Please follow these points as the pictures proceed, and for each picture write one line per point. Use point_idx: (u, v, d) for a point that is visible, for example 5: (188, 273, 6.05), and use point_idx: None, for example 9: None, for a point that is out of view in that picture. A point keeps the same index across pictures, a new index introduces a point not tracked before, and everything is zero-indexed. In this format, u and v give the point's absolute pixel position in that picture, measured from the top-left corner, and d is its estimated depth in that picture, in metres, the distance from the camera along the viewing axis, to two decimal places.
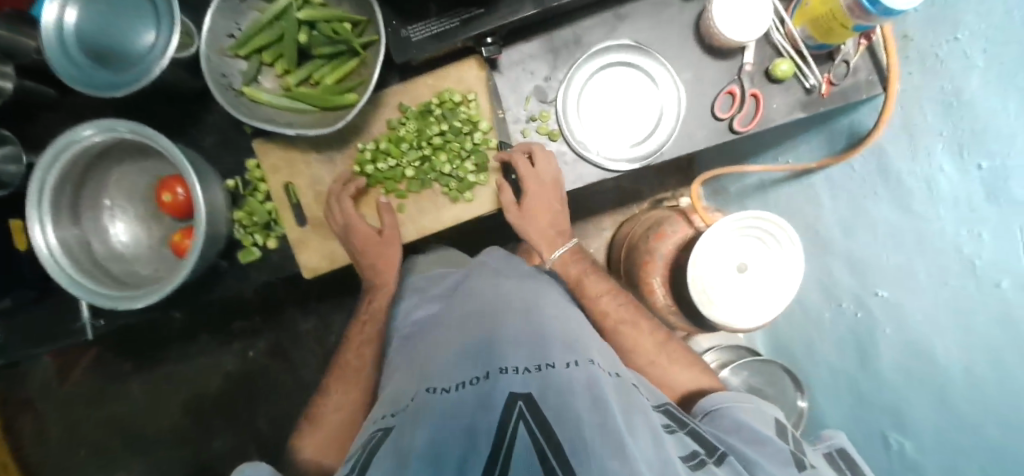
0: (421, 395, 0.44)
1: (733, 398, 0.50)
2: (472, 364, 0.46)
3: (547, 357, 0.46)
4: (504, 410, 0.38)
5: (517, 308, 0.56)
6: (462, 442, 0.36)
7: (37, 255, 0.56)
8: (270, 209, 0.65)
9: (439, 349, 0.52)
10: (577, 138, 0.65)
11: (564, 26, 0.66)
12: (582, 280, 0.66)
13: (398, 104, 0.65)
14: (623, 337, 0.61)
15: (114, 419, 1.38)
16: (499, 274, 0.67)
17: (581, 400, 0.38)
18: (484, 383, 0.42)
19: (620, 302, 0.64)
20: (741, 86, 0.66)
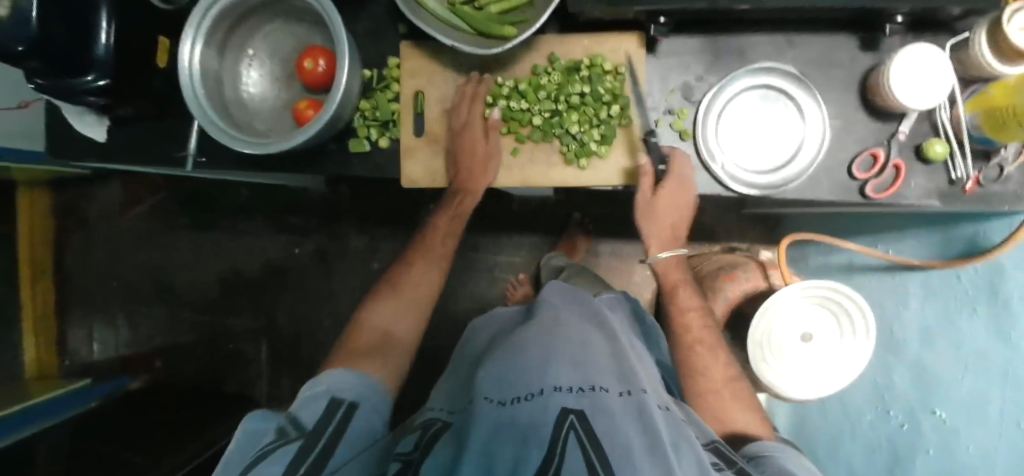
0: (481, 402, 0.50)
1: (780, 451, 0.58)
2: (525, 382, 0.51)
3: (599, 381, 0.52)
4: (557, 424, 0.44)
5: (575, 333, 0.62)
6: (514, 449, 0.42)
7: (179, 73, 0.58)
8: (395, 110, 0.67)
9: (498, 356, 0.58)
10: (707, 145, 0.64)
11: (733, 33, 0.64)
12: (677, 289, 0.77)
13: (548, 52, 0.65)
14: (695, 355, 0.73)
15: (164, 263, 1.55)
16: (567, 306, 0.73)
17: (632, 429, 0.45)
18: (538, 399, 0.48)
19: (705, 325, 0.76)
20: (888, 152, 0.63)
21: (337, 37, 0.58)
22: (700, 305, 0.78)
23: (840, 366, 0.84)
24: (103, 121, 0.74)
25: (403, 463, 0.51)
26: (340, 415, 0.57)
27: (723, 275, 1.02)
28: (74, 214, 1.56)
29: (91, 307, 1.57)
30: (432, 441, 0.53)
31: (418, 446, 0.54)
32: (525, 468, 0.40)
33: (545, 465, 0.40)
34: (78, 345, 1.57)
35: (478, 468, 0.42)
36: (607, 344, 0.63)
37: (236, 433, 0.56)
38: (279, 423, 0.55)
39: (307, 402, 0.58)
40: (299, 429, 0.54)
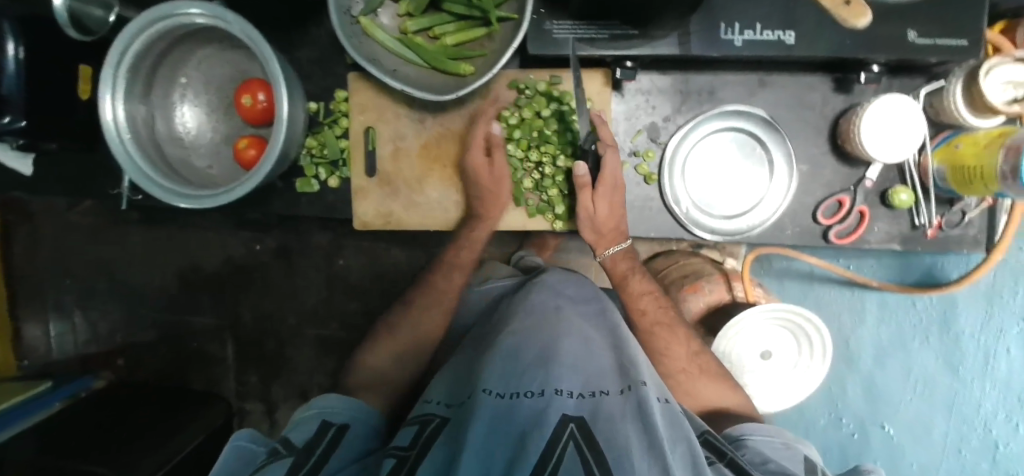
0: (479, 395, 0.45)
1: (764, 434, 0.56)
2: (529, 378, 0.47)
3: (601, 384, 0.48)
4: (557, 425, 0.40)
5: (579, 331, 0.58)
6: (514, 448, 0.39)
7: (102, 122, 0.53)
8: (345, 148, 0.62)
9: (495, 351, 0.54)
10: (672, 188, 0.62)
11: (704, 71, 0.61)
12: (626, 278, 0.68)
13: (509, 82, 0.59)
14: (657, 339, 0.67)
15: (117, 259, 1.47)
16: (561, 299, 0.68)
17: (633, 430, 0.40)
18: (540, 398, 0.43)
19: (660, 305, 0.68)
20: (852, 199, 0.63)
21: (273, 79, 0.52)
22: (651, 285, 0.69)
23: (792, 383, 0.88)
24: (30, 156, 0.68)
25: (397, 458, 0.44)
26: (331, 436, 0.52)
27: (687, 286, 0.97)
28: (15, 208, 1.46)
29: (44, 305, 1.51)
30: (431, 440, 0.45)
31: (417, 441, 0.46)
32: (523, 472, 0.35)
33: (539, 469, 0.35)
34: (35, 344, 1.51)
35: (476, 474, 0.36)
36: (610, 338, 0.59)
37: (220, 455, 0.49)
38: (270, 446, 0.50)
39: (299, 426, 0.53)
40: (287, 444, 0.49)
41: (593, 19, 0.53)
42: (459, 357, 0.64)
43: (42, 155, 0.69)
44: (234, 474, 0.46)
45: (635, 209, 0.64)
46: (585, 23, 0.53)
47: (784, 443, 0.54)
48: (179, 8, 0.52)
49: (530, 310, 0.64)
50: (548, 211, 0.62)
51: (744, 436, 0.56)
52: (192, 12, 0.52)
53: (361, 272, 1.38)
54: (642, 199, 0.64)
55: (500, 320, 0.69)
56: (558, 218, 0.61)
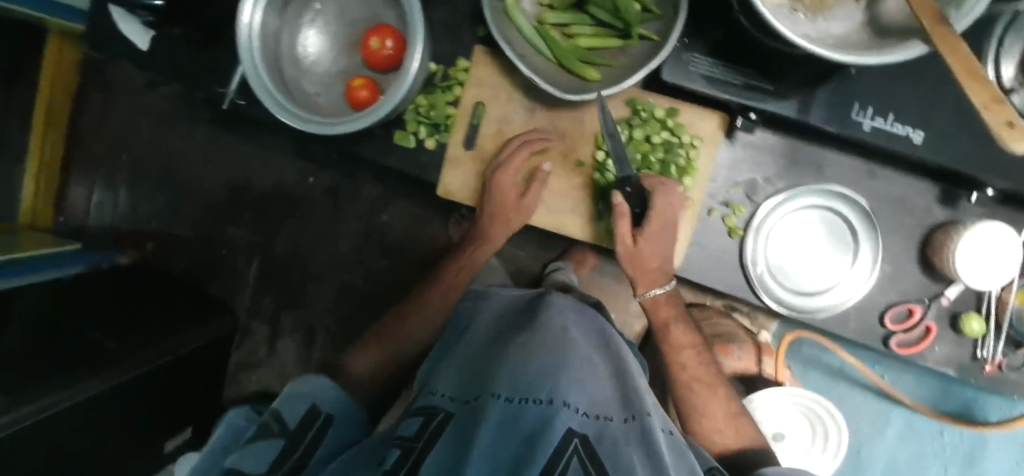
0: (488, 397, 0.42)
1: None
2: (536, 383, 0.44)
3: (609, 409, 0.44)
4: (562, 437, 0.37)
5: (586, 352, 0.54)
6: (519, 449, 0.36)
7: (240, 23, 0.55)
8: (450, 115, 0.63)
9: (507, 356, 0.51)
10: (755, 249, 0.61)
11: (818, 144, 0.60)
12: (669, 325, 0.66)
13: (627, 98, 0.60)
14: (696, 395, 0.65)
15: (178, 152, 1.53)
16: (572, 317, 0.63)
17: (640, 461, 0.37)
18: (548, 407, 0.40)
19: (701, 362, 0.66)
20: (923, 312, 0.62)
21: (412, 35, 0.54)
22: (694, 341, 0.67)
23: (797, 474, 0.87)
24: (149, 31, 0.70)
25: (402, 451, 0.41)
26: (316, 429, 0.51)
27: (718, 347, 0.96)
28: (99, 77, 1.51)
29: (96, 174, 1.56)
30: (436, 440, 0.41)
31: (425, 431, 0.44)
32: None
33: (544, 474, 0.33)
34: (76, 205, 1.57)
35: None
36: (617, 367, 0.55)
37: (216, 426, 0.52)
38: (263, 416, 0.50)
39: (288, 402, 0.53)
40: (280, 425, 0.49)
41: (735, 63, 0.53)
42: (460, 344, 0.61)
43: (161, 35, 0.71)
44: (228, 449, 0.48)
45: (709, 257, 0.63)
46: (724, 65, 0.53)
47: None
48: None
49: (539, 320, 0.59)
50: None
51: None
52: None
53: (399, 233, 1.41)
54: (718, 250, 0.63)
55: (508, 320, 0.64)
56: None
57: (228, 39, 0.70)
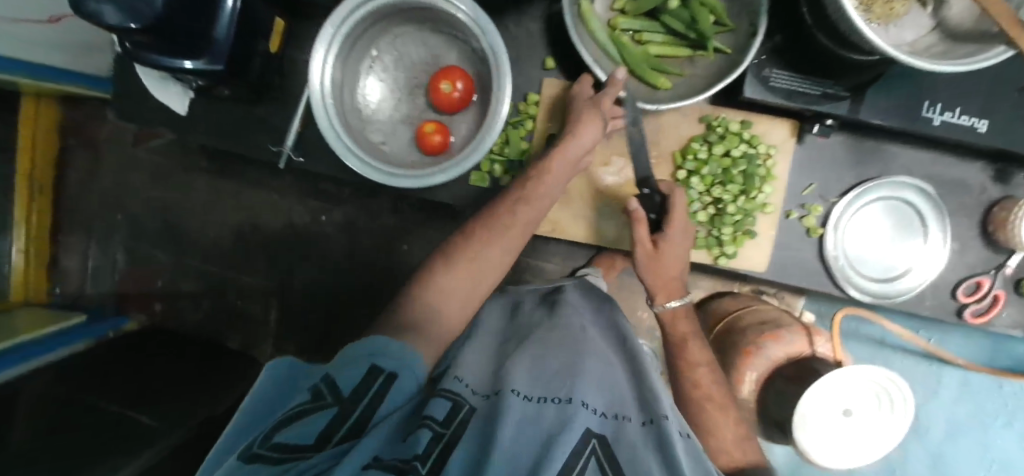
0: (506, 393, 0.43)
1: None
2: (557, 385, 0.45)
3: (626, 408, 0.45)
4: (580, 441, 0.38)
5: (602, 351, 0.54)
6: (539, 450, 0.36)
7: (311, 83, 0.53)
8: (525, 149, 0.63)
9: (521, 356, 0.51)
10: (836, 245, 0.63)
11: (881, 138, 0.63)
12: (687, 341, 0.63)
13: (702, 116, 0.61)
14: (702, 417, 0.58)
15: (178, 205, 1.46)
16: (585, 315, 0.63)
17: (656, 469, 0.37)
18: (565, 406, 0.42)
19: (716, 381, 0.60)
20: (992, 282, 0.65)
21: (500, 83, 0.53)
22: (709, 358, 0.62)
23: (866, 445, 0.91)
24: (188, 93, 0.66)
25: (430, 433, 0.37)
26: (374, 391, 0.39)
27: (767, 333, 1.02)
28: (82, 134, 1.44)
29: (90, 236, 1.48)
30: (451, 429, 0.39)
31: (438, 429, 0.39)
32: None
33: None
34: (70, 272, 1.48)
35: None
36: (635, 361, 0.55)
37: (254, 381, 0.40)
38: (314, 380, 0.39)
39: (345, 364, 0.40)
40: (334, 391, 0.37)
41: (811, 76, 0.54)
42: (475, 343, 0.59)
43: (202, 97, 0.67)
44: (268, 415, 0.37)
45: (790, 258, 0.65)
46: (801, 76, 0.55)
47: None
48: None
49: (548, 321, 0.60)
50: (713, 247, 0.63)
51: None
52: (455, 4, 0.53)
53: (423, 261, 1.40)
54: (798, 250, 0.65)
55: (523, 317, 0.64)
56: (722, 255, 0.63)
57: (276, 95, 0.67)
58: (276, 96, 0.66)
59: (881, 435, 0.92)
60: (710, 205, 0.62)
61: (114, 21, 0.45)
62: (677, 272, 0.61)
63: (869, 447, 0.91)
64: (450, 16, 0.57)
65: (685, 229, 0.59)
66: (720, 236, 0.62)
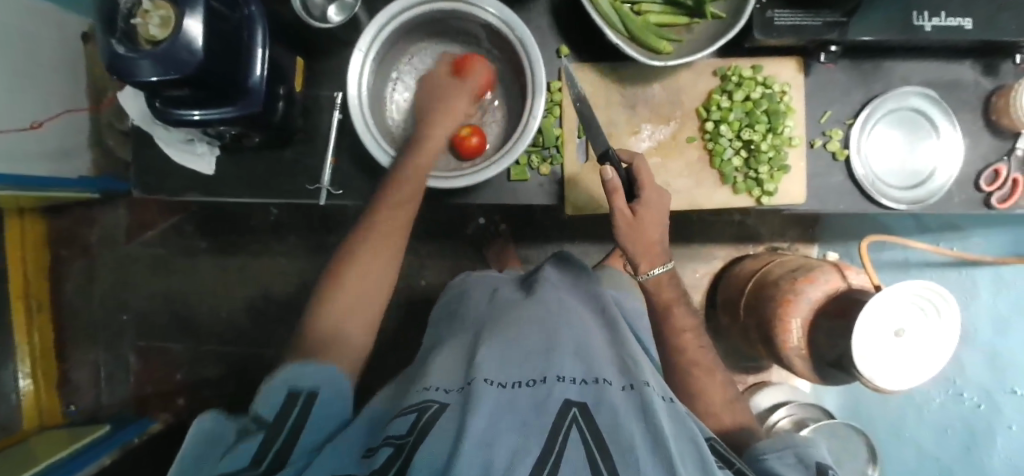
0: (479, 384, 0.48)
1: (776, 450, 0.57)
2: (530, 370, 0.52)
3: (602, 374, 0.51)
4: (560, 413, 0.43)
5: (575, 328, 0.62)
6: (523, 425, 0.41)
7: (350, 100, 0.56)
8: (558, 135, 0.65)
9: (496, 346, 0.57)
10: (862, 162, 0.67)
11: (877, 56, 0.67)
12: (672, 307, 0.75)
13: (716, 69, 0.65)
14: (695, 382, 0.70)
15: (187, 290, 1.43)
16: (560, 295, 0.71)
17: (634, 424, 0.43)
18: (542, 386, 0.48)
19: (699, 345, 0.73)
20: (1009, 167, 0.69)
21: (531, 68, 0.56)
22: (693, 323, 0.76)
23: (924, 361, 0.93)
24: (214, 150, 0.67)
25: (394, 449, 0.40)
26: (297, 411, 0.44)
27: (802, 277, 1.08)
28: (71, 243, 1.39)
29: (97, 344, 1.42)
30: (432, 421, 0.42)
31: (415, 427, 0.42)
32: (525, 465, 0.36)
33: (548, 456, 0.38)
34: (83, 386, 1.40)
35: (477, 452, 0.37)
36: (607, 336, 0.63)
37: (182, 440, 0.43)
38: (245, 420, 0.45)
39: (268, 396, 0.45)
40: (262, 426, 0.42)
41: (812, 10, 0.59)
42: (446, 352, 0.64)
43: (228, 151, 0.67)
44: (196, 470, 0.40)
45: (826, 183, 0.68)
46: (804, 12, 0.59)
47: (797, 457, 0.55)
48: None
49: (515, 311, 0.67)
50: (754, 189, 0.66)
51: (762, 457, 0.57)
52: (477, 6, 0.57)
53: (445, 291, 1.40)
54: (830, 175, 0.68)
55: (506, 308, 0.70)
56: (764, 194, 0.65)
57: (305, 135, 0.68)
58: (305, 136, 0.67)
59: (935, 351, 0.94)
60: (742, 149, 0.65)
61: (148, 75, 0.46)
62: (659, 236, 0.63)
63: (925, 361, 0.93)
64: (472, 22, 0.60)
65: (658, 191, 0.61)
66: (758, 176, 0.65)
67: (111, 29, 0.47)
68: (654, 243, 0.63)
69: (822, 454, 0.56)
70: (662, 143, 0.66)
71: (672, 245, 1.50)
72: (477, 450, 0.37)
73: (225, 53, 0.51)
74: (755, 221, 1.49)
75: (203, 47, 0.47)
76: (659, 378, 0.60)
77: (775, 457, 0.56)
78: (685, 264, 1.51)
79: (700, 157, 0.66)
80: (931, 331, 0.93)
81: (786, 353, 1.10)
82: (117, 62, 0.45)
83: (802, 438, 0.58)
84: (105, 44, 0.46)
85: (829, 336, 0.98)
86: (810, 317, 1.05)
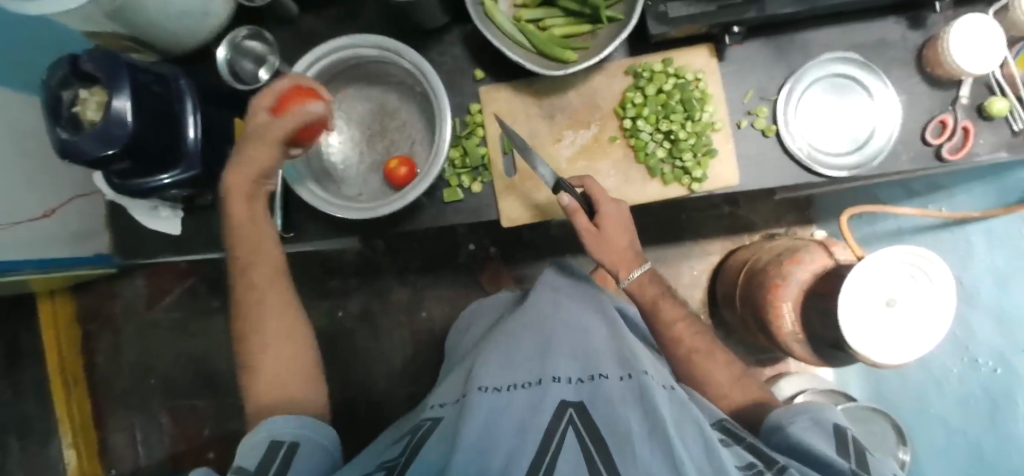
0: (475, 393, 0.52)
1: (792, 417, 0.53)
2: (525, 373, 0.56)
3: (600, 370, 0.55)
4: (557, 413, 0.48)
5: (573, 326, 0.65)
6: (519, 429, 0.46)
7: None
8: (484, 154, 0.69)
9: (493, 352, 0.61)
10: (792, 136, 0.66)
11: (792, 30, 0.67)
12: (658, 302, 0.70)
13: (626, 67, 0.67)
14: (695, 365, 0.67)
15: (203, 348, 1.47)
16: (558, 296, 0.74)
17: (632, 415, 0.46)
18: (538, 388, 0.52)
19: (696, 331, 0.69)
20: (955, 116, 0.65)
21: (434, 96, 0.60)
22: (683, 312, 0.71)
23: (924, 331, 0.86)
24: (178, 212, 0.73)
25: (387, 469, 0.47)
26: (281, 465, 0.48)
27: (788, 259, 1.01)
28: (97, 317, 1.48)
29: (131, 409, 1.46)
30: (423, 438, 0.51)
31: (407, 448, 0.51)
32: (523, 463, 0.41)
33: (544, 454, 0.42)
34: (120, 451, 1.45)
35: (477, 456, 0.42)
36: (607, 329, 0.66)
37: None
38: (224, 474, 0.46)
39: (248, 452, 0.48)
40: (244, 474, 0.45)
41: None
42: (450, 378, 0.70)
43: (190, 211, 0.73)
44: None
45: (759, 161, 0.67)
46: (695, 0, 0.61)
47: (813, 421, 0.52)
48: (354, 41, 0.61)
49: (513, 319, 0.71)
50: (683, 178, 0.67)
51: (782, 425, 0.53)
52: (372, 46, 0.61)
53: (444, 320, 1.39)
54: (763, 152, 0.67)
55: (506, 320, 0.74)
56: (693, 181, 0.66)
57: None
58: None
59: (933, 322, 0.86)
60: (664, 141, 0.67)
61: (89, 149, 0.52)
62: (629, 241, 0.66)
63: (923, 332, 0.85)
64: (385, 62, 0.65)
65: (615, 203, 0.65)
66: (684, 165, 0.66)
67: (56, 117, 0.54)
68: (625, 249, 0.67)
69: (834, 417, 0.53)
70: (586, 147, 0.68)
71: (664, 244, 1.40)
72: (476, 455, 0.42)
73: (161, 123, 0.57)
74: (746, 210, 1.37)
75: (132, 121, 0.52)
76: (661, 367, 0.63)
77: (794, 424, 0.52)
78: (679, 264, 1.40)
79: (625, 154, 0.68)
80: (926, 301, 0.87)
81: (784, 339, 1.03)
82: (63, 145, 0.52)
83: (819, 408, 0.55)
84: (52, 132, 0.53)
85: (821, 318, 0.89)
86: (801, 298, 0.99)
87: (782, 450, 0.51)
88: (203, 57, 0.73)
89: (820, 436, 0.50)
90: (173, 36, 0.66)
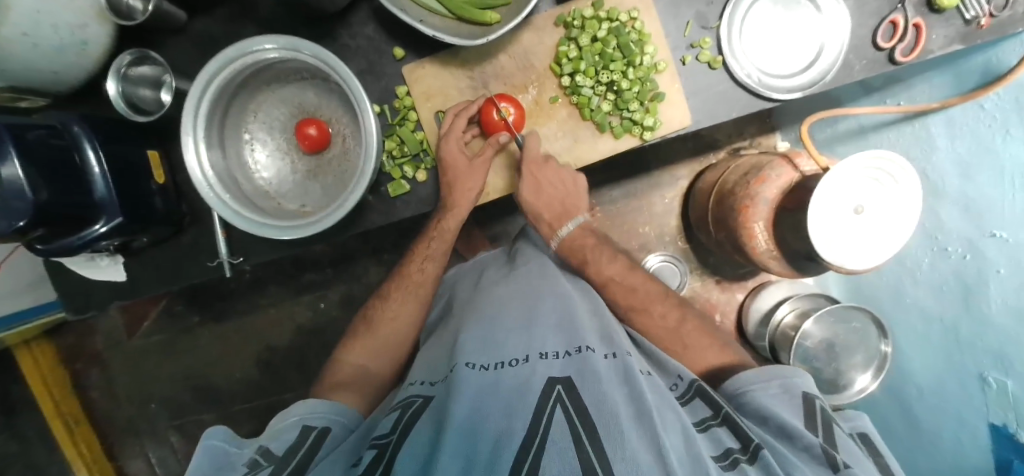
0: (461, 370, 0.48)
1: (760, 382, 0.52)
2: (512, 349, 0.50)
3: (584, 343, 0.50)
4: (543, 392, 0.41)
5: (554, 295, 0.61)
6: (506, 408, 0.40)
7: (193, 177, 0.56)
8: (421, 139, 0.66)
9: (472, 327, 0.56)
10: (740, 64, 0.62)
11: None
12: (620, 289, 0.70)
13: (556, 19, 0.63)
14: None
15: (196, 368, 1.35)
16: (546, 268, 0.68)
17: (619, 397, 0.41)
18: (524, 367, 0.46)
19: None
20: (905, 15, 0.62)
21: (351, 91, 0.55)
22: None
23: (896, 228, 0.78)
24: (118, 260, 0.70)
25: (378, 449, 0.42)
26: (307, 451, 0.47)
27: (753, 180, 0.92)
28: (81, 354, 1.36)
29: (139, 435, 1.37)
30: (413, 419, 0.45)
31: (398, 424, 0.45)
32: (512, 442, 0.36)
33: (532, 434, 0.36)
34: None
35: (462, 448, 0.37)
36: (591, 304, 0.62)
37: (195, 456, 0.46)
38: (249, 453, 0.46)
39: (276, 434, 0.48)
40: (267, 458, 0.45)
41: None
42: (431, 343, 0.65)
43: (130, 257, 0.70)
44: None
45: (709, 97, 0.64)
46: None
47: (784, 389, 0.51)
48: (245, 50, 0.56)
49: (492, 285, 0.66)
50: (634, 128, 0.64)
51: (750, 388, 0.52)
52: (264, 48, 0.56)
53: None
54: (711, 86, 0.64)
55: (482, 287, 0.68)
56: (645, 130, 0.64)
57: (196, 218, 0.69)
58: (196, 218, 0.69)
59: (898, 223, 0.78)
60: (608, 93, 0.64)
61: None
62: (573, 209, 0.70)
63: (890, 235, 0.78)
64: (289, 60, 0.60)
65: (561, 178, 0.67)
66: (632, 115, 0.63)
67: None
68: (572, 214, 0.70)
69: (806, 381, 0.52)
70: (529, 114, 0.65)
71: (633, 177, 1.29)
72: (461, 442, 0.38)
73: (61, 179, 0.52)
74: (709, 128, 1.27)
75: (31, 187, 0.48)
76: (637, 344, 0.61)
77: (763, 389, 0.51)
78: (651, 194, 1.29)
79: (570, 113, 0.65)
80: (892, 202, 0.77)
81: (757, 258, 0.93)
82: None
83: (791, 371, 0.53)
84: None
85: (794, 232, 0.84)
86: (772, 216, 0.90)
87: (746, 413, 0.51)
88: (92, 85, 0.66)
89: (788, 407, 0.49)
90: (53, 76, 0.58)
